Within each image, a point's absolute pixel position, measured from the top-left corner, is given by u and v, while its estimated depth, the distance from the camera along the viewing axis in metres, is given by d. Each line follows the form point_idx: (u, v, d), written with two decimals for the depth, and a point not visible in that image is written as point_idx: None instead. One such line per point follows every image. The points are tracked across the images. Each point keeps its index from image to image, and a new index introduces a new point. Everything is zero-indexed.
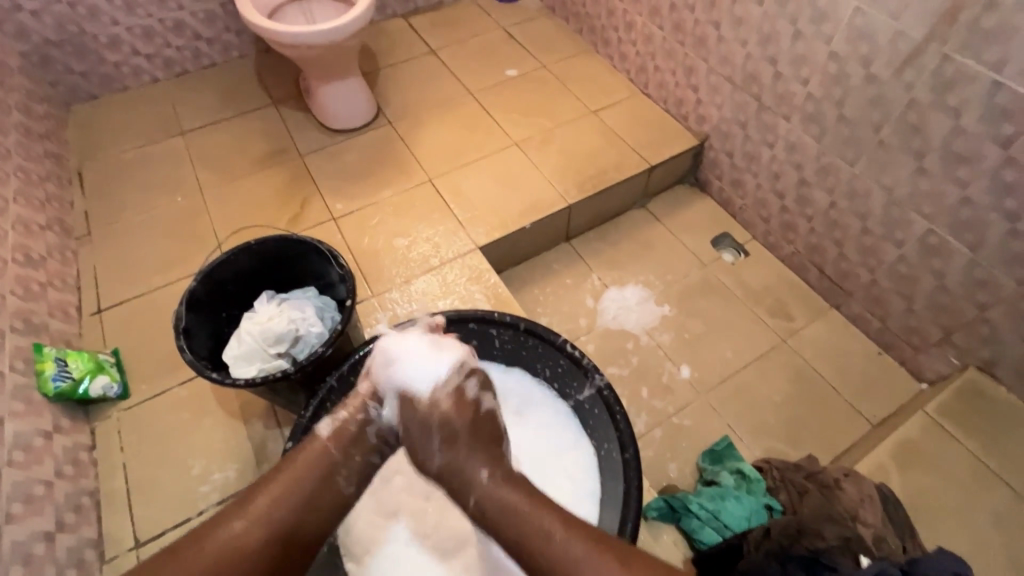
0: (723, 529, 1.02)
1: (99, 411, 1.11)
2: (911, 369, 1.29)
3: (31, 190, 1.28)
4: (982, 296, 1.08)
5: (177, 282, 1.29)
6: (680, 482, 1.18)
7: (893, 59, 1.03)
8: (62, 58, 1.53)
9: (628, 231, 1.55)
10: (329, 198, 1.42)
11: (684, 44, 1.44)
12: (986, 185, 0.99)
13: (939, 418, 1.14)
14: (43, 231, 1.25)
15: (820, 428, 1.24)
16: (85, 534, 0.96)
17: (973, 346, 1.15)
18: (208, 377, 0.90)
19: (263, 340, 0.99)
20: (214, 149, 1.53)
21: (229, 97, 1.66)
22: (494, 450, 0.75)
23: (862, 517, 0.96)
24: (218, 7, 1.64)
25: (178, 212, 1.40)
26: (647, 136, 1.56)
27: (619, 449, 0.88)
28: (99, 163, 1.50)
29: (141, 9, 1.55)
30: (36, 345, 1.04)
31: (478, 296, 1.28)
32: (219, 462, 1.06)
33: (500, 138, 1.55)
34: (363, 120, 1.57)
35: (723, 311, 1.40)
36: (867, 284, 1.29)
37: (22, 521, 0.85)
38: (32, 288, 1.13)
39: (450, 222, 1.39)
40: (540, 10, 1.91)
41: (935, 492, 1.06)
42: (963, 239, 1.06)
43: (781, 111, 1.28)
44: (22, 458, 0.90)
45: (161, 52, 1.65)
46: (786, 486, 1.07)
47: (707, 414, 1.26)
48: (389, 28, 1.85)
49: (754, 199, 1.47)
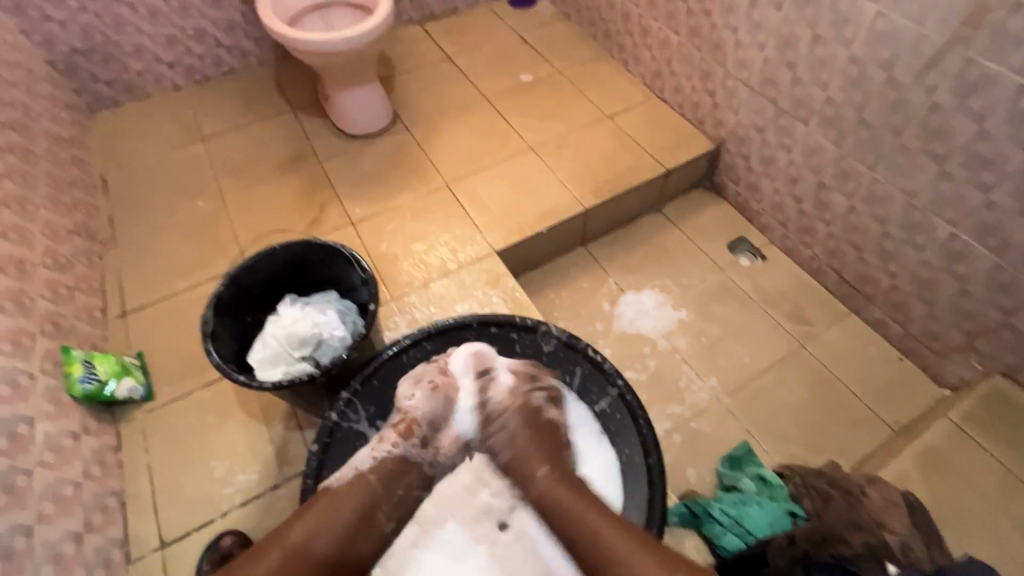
0: (747, 535, 1.02)
1: (124, 412, 1.13)
2: (933, 375, 1.28)
3: (58, 195, 1.31)
4: (1007, 301, 1.07)
5: (199, 285, 1.31)
6: (699, 487, 1.17)
7: (915, 63, 1.02)
8: (87, 65, 1.57)
9: (645, 235, 1.55)
10: (347, 203, 1.44)
11: (701, 48, 1.44)
12: (1011, 189, 0.98)
13: (963, 424, 1.12)
14: (70, 235, 1.28)
15: (841, 434, 1.23)
16: (111, 534, 0.97)
17: (998, 352, 1.13)
18: (235, 380, 0.91)
19: (288, 343, 1.00)
20: (235, 154, 1.55)
21: (249, 103, 1.68)
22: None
23: (888, 525, 0.93)
24: (239, 15, 1.67)
25: (199, 216, 1.43)
26: (664, 140, 1.56)
27: (643, 454, 0.90)
28: (123, 168, 1.53)
29: (164, 18, 1.58)
30: (65, 347, 1.06)
31: (496, 301, 1.28)
32: (241, 464, 1.07)
33: (517, 143, 1.56)
34: (380, 126, 1.58)
35: (741, 315, 1.40)
36: (888, 289, 1.28)
37: (52, 521, 0.86)
38: (60, 291, 1.15)
39: (467, 227, 1.39)
40: (555, 15, 1.92)
41: (961, 499, 1.05)
42: (987, 244, 1.05)
43: (799, 115, 1.28)
44: (52, 459, 0.92)
45: (182, 60, 1.67)
46: (810, 493, 1.06)
47: (725, 420, 1.25)
48: (405, 34, 1.87)
49: (772, 203, 1.46)
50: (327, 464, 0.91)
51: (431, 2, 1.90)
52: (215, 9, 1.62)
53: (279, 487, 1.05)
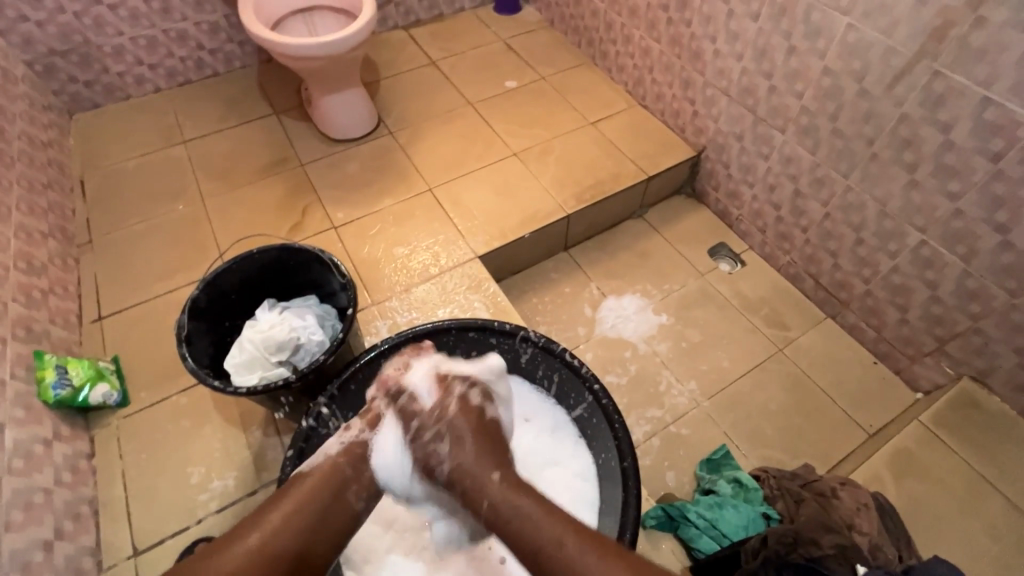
0: (721, 537, 1.03)
1: (99, 418, 1.11)
2: (906, 379, 1.30)
3: (34, 198, 1.29)
4: (975, 307, 1.09)
5: (178, 289, 1.29)
6: (678, 490, 1.18)
7: (885, 74, 1.05)
8: (66, 67, 1.55)
9: (627, 241, 1.56)
10: (330, 207, 1.43)
11: (681, 57, 1.46)
12: (977, 198, 1.01)
13: (933, 427, 1.15)
14: (45, 238, 1.26)
15: (817, 437, 1.25)
16: (83, 542, 0.96)
17: (967, 356, 1.16)
18: (209, 385, 0.90)
19: (264, 348, 0.99)
20: (216, 157, 1.54)
21: (231, 106, 1.67)
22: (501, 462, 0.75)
23: (858, 526, 0.97)
24: (222, 18, 1.66)
25: (179, 220, 1.41)
26: (645, 147, 1.58)
27: (618, 458, 0.89)
28: (101, 171, 1.51)
29: (145, 20, 1.57)
30: (37, 352, 1.04)
31: (477, 305, 1.29)
32: (217, 470, 1.06)
33: (499, 148, 1.57)
34: (363, 130, 1.59)
35: (721, 320, 1.42)
36: (863, 294, 1.30)
37: (21, 529, 0.85)
38: (34, 295, 1.13)
39: (449, 231, 1.40)
40: (539, 23, 1.94)
41: (930, 500, 1.07)
42: (955, 251, 1.08)
43: (776, 124, 1.30)
44: (22, 466, 0.90)
45: (164, 62, 1.66)
46: (783, 495, 1.07)
47: (704, 423, 1.26)
48: (390, 39, 1.88)
49: (751, 210, 1.48)
50: (302, 470, 0.89)
51: (416, 8, 1.91)
52: (197, 12, 1.62)
53: (256, 492, 1.04)
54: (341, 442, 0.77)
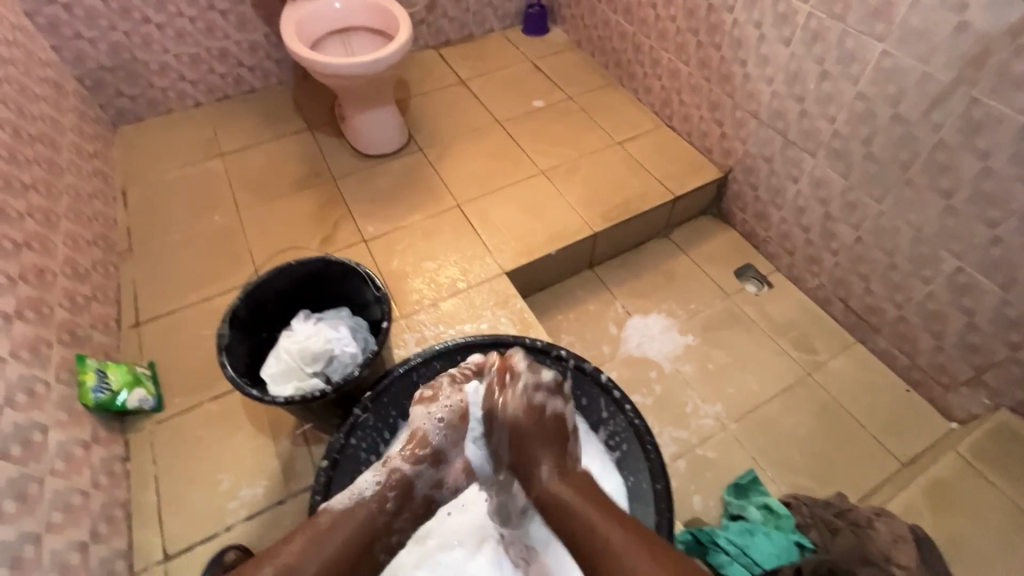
0: (753, 565, 1.01)
1: (134, 423, 1.14)
2: (940, 408, 1.27)
3: (80, 207, 1.34)
4: (1014, 336, 1.07)
5: (213, 298, 1.33)
6: (704, 515, 1.16)
7: (921, 100, 1.05)
8: (114, 81, 1.62)
9: (652, 260, 1.56)
10: (361, 221, 1.46)
11: (710, 80, 1.48)
12: (1017, 225, 0.99)
13: (971, 459, 1.12)
14: (89, 246, 1.31)
15: (848, 466, 1.22)
16: (116, 545, 0.97)
17: (1005, 387, 1.13)
18: (248, 394, 0.92)
19: (300, 359, 1.01)
20: (252, 170, 1.59)
21: (268, 121, 1.73)
22: (544, 479, 0.80)
23: (896, 559, 0.96)
24: (262, 37, 1.72)
25: (215, 230, 1.46)
26: (671, 167, 1.59)
27: (650, 480, 0.89)
28: (143, 182, 1.57)
29: (190, 38, 1.64)
30: (79, 356, 1.07)
31: (504, 321, 1.29)
32: (247, 478, 1.08)
33: (527, 167, 1.59)
34: (395, 147, 1.62)
35: (748, 342, 1.40)
36: (895, 320, 1.28)
37: (61, 529, 0.87)
38: (78, 300, 1.17)
39: (477, 247, 1.42)
40: (567, 44, 1.97)
41: (970, 536, 1.04)
42: (993, 278, 1.06)
43: (807, 147, 1.30)
44: (63, 468, 0.92)
45: (205, 78, 1.73)
46: (816, 524, 1.06)
47: (731, 447, 1.25)
48: (421, 58, 1.93)
49: (779, 232, 1.48)
50: (335, 482, 0.90)
51: (447, 29, 1.96)
52: (239, 31, 1.68)
53: (285, 501, 1.05)
54: (377, 484, 0.81)
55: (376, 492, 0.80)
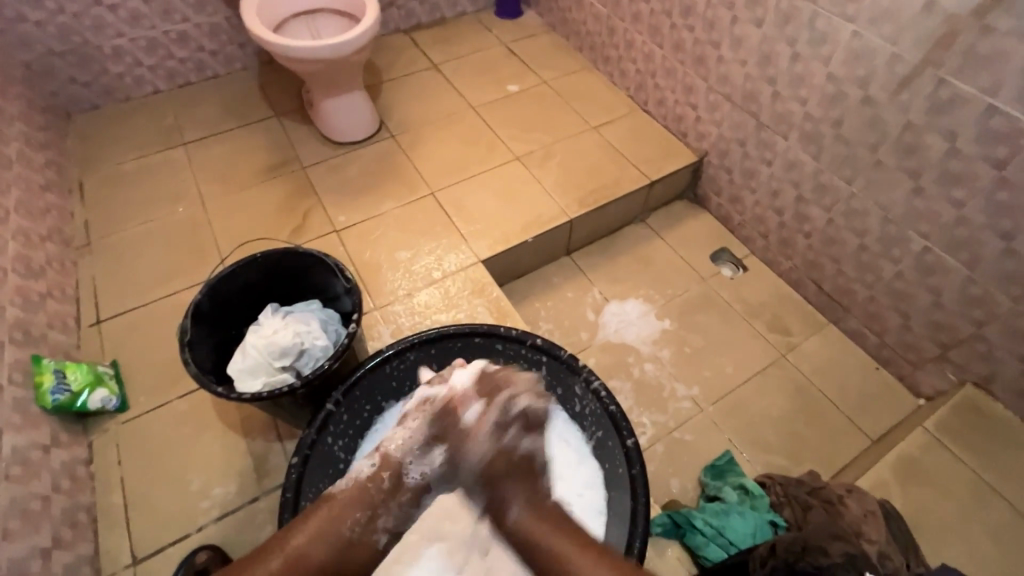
0: (729, 546, 1.03)
1: (98, 424, 1.09)
2: (908, 384, 1.31)
3: (32, 200, 1.28)
4: (978, 313, 1.10)
5: (179, 292, 1.28)
6: (682, 497, 1.18)
7: (890, 82, 1.05)
8: (64, 67, 1.53)
9: (629, 245, 1.56)
10: (331, 211, 1.43)
11: (685, 62, 1.46)
12: (981, 205, 1.01)
13: (937, 433, 1.15)
14: (43, 241, 1.25)
15: (821, 444, 1.24)
16: (81, 550, 0.94)
17: (969, 362, 1.16)
18: (213, 391, 0.89)
19: (269, 353, 0.98)
20: (217, 159, 1.54)
21: (232, 108, 1.66)
22: None
23: (866, 534, 0.97)
24: (223, 20, 1.65)
25: (179, 222, 1.40)
26: (647, 152, 1.58)
27: (626, 465, 0.90)
28: (99, 173, 1.50)
29: (145, 21, 1.56)
30: (35, 357, 1.03)
31: (480, 309, 1.28)
32: (218, 477, 1.05)
33: (502, 153, 1.57)
34: (365, 134, 1.58)
35: (724, 325, 1.42)
36: (865, 300, 1.31)
37: (19, 537, 0.83)
38: (32, 298, 1.12)
39: (453, 235, 1.39)
40: (540, 27, 1.94)
41: (935, 506, 1.08)
42: (958, 257, 1.08)
43: (779, 129, 1.31)
44: (19, 472, 0.88)
45: (164, 63, 1.65)
46: (790, 502, 1.08)
47: (708, 429, 1.26)
48: (392, 42, 1.88)
49: (753, 215, 1.49)
50: (307, 479, 0.90)
51: (418, 12, 1.91)
52: (198, 13, 1.61)
53: (258, 499, 1.03)
54: (373, 465, 0.77)
55: (371, 473, 0.76)
